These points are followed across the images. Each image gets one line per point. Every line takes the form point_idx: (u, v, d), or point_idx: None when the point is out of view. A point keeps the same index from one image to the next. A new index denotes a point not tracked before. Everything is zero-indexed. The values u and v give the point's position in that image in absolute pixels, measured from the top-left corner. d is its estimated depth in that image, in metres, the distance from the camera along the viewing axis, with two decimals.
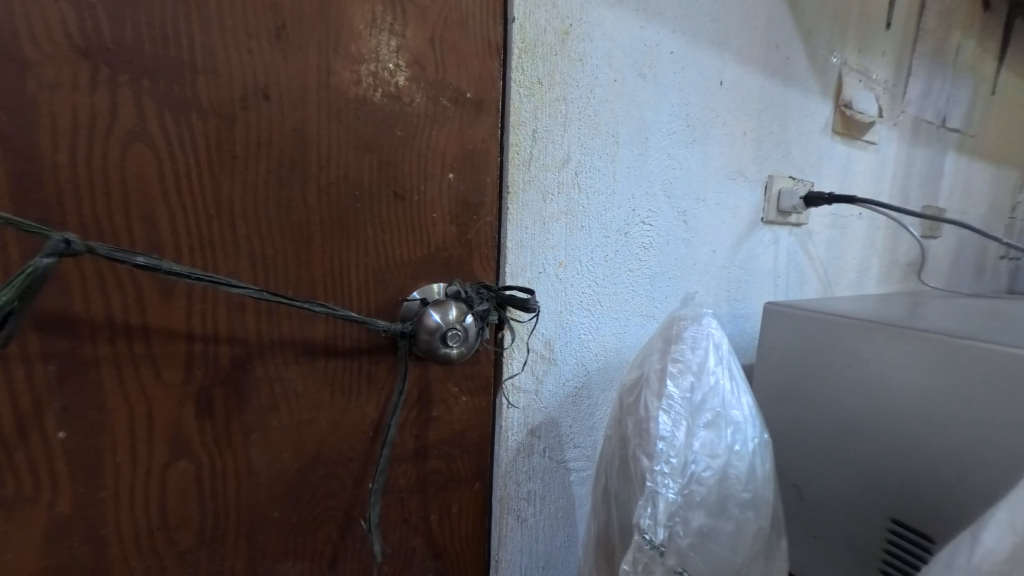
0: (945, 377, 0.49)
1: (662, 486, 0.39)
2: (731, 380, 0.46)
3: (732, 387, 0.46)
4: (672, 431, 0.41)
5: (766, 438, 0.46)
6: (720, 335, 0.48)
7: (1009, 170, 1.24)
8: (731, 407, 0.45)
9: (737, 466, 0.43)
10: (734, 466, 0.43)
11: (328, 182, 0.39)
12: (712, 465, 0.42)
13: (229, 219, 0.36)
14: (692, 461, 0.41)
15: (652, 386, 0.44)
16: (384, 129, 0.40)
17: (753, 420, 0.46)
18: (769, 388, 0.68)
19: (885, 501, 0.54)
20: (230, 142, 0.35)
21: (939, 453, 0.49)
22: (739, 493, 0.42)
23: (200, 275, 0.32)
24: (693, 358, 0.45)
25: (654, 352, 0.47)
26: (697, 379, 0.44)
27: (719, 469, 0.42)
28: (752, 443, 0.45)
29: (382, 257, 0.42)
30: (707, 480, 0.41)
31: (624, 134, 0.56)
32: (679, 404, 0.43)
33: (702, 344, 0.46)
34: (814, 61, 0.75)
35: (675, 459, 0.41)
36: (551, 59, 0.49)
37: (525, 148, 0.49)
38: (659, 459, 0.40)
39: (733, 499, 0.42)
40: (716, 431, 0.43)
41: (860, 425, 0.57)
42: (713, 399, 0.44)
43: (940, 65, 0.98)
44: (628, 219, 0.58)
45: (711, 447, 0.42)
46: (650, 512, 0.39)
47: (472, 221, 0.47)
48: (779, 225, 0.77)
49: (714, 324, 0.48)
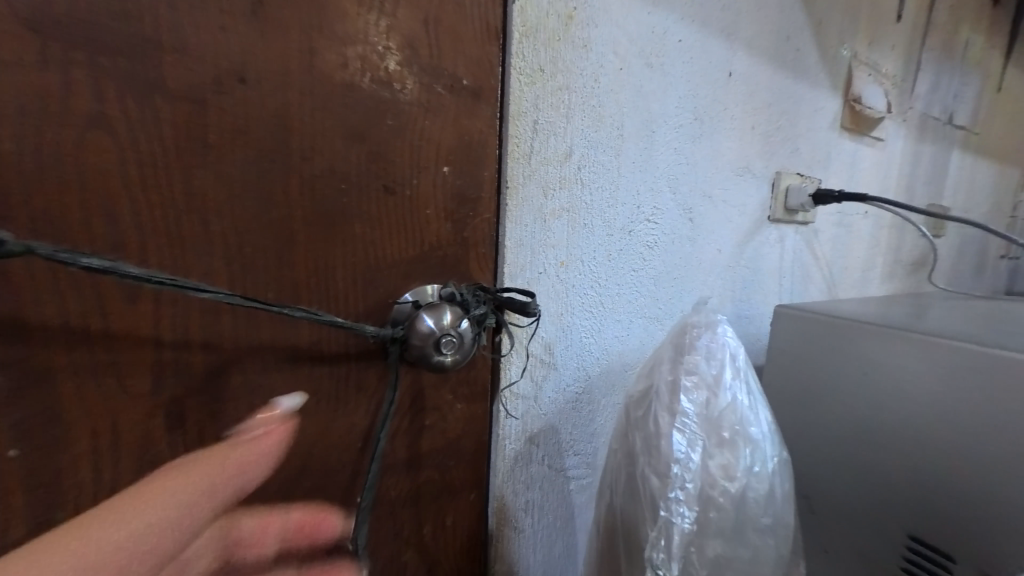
0: (961, 386, 0.48)
1: (677, 515, 0.37)
2: (749, 395, 0.44)
3: (750, 403, 0.43)
4: (687, 453, 0.39)
5: (785, 457, 0.43)
6: (735, 344, 0.45)
7: (1013, 167, 1.23)
8: (749, 424, 0.42)
9: (755, 488, 0.40)
10: (753, 488, 0.40)
11: (312, 174, 0.36)
12: (730, 489, 0.39)
13: (200, 214, 0.32)
14: (709, 485, 0.39)
15: (662, 399, 0.42)
16: (373, 118, 0.37)
17: (772, 437, 0.43)
18: (779, 393, 0.65)
19: (904, 517, 0.53)
20: (203, 129, 0.32)
21: (963, 468, 0.47)
22: (758, 518, 0.40)
23: (161, 278, 0.29)
24: (708, 370, 0.43)
25: (663, 361, 0.45)
26: (713, 394, 0.42)
27: (737, 493, 0.39)
28: (772, 462, 0.42)
29: (371, 256, 0.39)
30: (724, 506, 0.39)
31: (629, 127, 0.53)
32: (694, 422, 0.40)
33: (718, 355, 0.44)
34: (824, 53, 0.72)
35: (691, 485, 0.38)
36: (554, 44, 0.46)
37: (526, 140, 0.46)
38: (674, 485, 0.38)
39: (751, 523, 0.40)
40: (734, 451, 0.40)
41: (874, 434, 0.55)
42: (730, 417, 0.42)
43: (948, 61, 0.96)
44: (632, 216, 0.55)
45: (728, 469, 0.40)
46: (664, 545, 0.37)
47: (469, 218, 0.44)
48: (785, 223, 0.74)
49: (730, 333, 0.46)
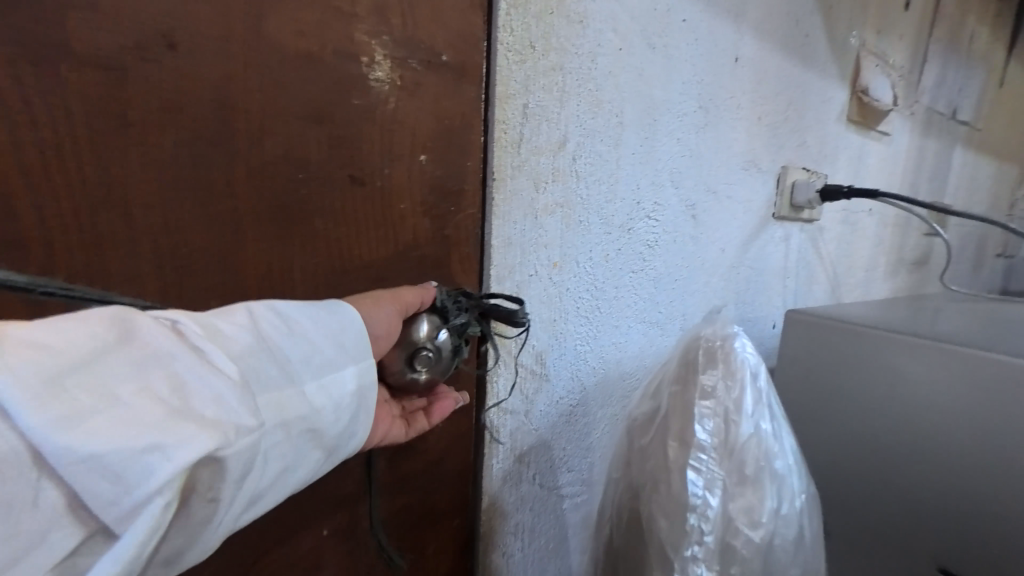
0: (999, 404, 0.45)
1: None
2: (773, 421, 0.39)
3: (774, 431, 0.39)
4: (704, 495, 0.36)
5: (811, 493, 0.40)
6: (755, 360, 0.40)
7: (1012, 164, 1.21)
8: (775, 458, 0.38)
9: (783, 534, 0.37)
10: (780, 535, 0.37)
11: (263, 162, 0.30)
12: (753, 538, 0.36)
13: (123, 208, 0.26)
14: (730, 529, 0.36)
15: (672, 428, 0.39)
16: (338, 96, 0.32)
17: (799, 470, 0.39)
18: (792, 408, 0.62)
19: (932, 545, 0.50)
20: (123, 105, 0.26)
21: (990, 483, 0.46)
22: (787, 568, 0.37)
23: (49, 286, 0.25)
24: (727, 396, 0.39)
25: (666, 382, 0.41)
26: (731, 422, 0.38)
27: (762, 542, 0.36)
28: (800, 499, 0.38)
29: (335, 257, 0.34)
30: (747, 556, 0.35)
31: (629, 115, 0.48)
32: (711, 460, 0.37)
33: (740, 378, 0.39)
34: (833, 40, 0.68)
35: (711, 540, 0.35)
36: (546, 19, 0.41)
37: (514, 126, 0.41)
38: (691, 541, 0.35)
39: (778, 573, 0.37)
40: (759, 491, 0.37)
41: (894, 450, 0.52)
42: (755, 450, 0.38)
43: (953, 53, 0.93)
44: (632, 213, 0.51)
45: (752, 514, 0.36)
46: None
47: (451, 213, 0.39)
48: (791, 221, 0.70)
49: (748, 348, 0.41)
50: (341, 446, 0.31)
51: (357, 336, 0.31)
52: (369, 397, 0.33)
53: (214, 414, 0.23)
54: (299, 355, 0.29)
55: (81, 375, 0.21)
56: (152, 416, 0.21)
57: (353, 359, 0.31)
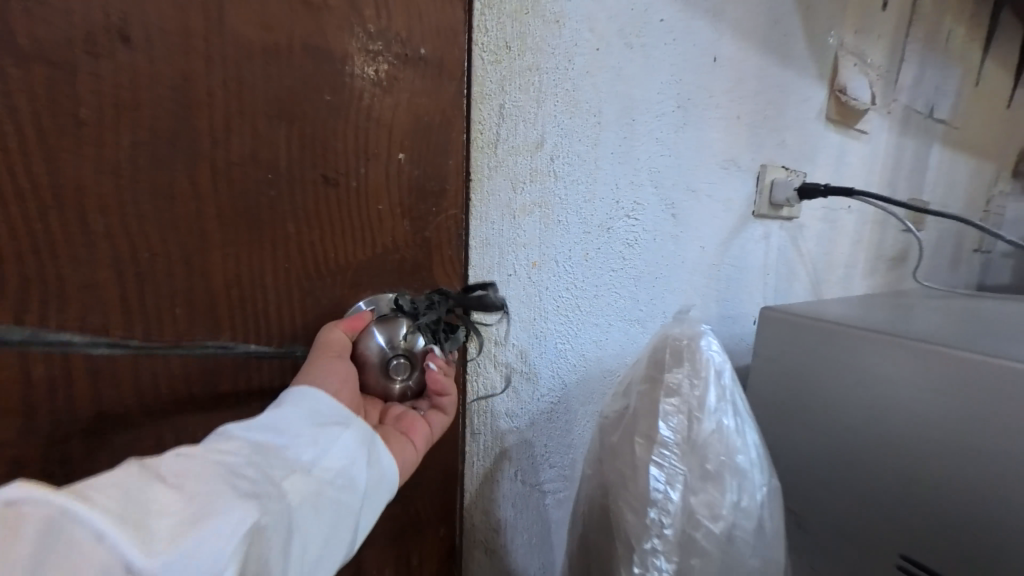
0: (967, 400, 0.46)
1: (654, 569, 0.36)
2: (738, 417, 0.41)
3: (738, 427, 0.40)
4: (666, 490, 0.37)
5: (775, 485, 0.41)
6: (720, 358, 0.42)
7: (989, 162, 1.24)
8: (736, 453, 0.39)
9: (743, 526, 0.38)
10: (741, 527, 0.38)
11: (228, 162, 0.30)
12: (713, 530, 0.37)
13: (77, 212, 0.26)
14: (690, 522, 0.37)
15: (639, 426, 0.40)
16: (307, 94, 0.32)
17: (763, 464, 0.40)
18: (771, 401, 0.64)
19: (896, 535, 0.52)
20: (74, 103, 0.25)
21: (953, 478, 0.47)
22: (746, 559, 0.38)
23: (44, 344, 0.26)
24: (692, 393, 0.40)
25: (636, 381, 0.42)
26: (695, 419, 0.39)
27: (721, 535, 0.37)
28: (763, 493, 0.40)
29: (309, 259, 0.34)
30: (708, 550, 0.37)
31: (608, 114, 0.49)
32: (675, 454, 0.38)
33: (704, 376, 0.40)
34: (812, 40, 0.69)
35: (671, 531, 0.36)
36: (521, 19, 0.41)
37: (491, 126, 0.42)
38: (652, 533, 0.36)
39: (740, 566, 0.38)
40: (719, 485, 0.38)
41: (866, 444, 0.54)
42: (717, 445, 0.39)
43: (931, 53, 0.95)
44: (611, 213, 0.51)
45: (712, 507, 0.37)
46: None
47: (430, 214, 0.39)
48: (771, 218, 0.71)
49: (715, 346, 0.42)
50: (357, 521, 0.31)
51: (329, 403, 0.32)
52: (377, 446, 0.34)
53: (249, 489, 0.26)
54: (294, 441, 0.30)
55: (125, 503, 0.22)
56: (203, 504, 0.24)
57: (344, 423, 0.33)
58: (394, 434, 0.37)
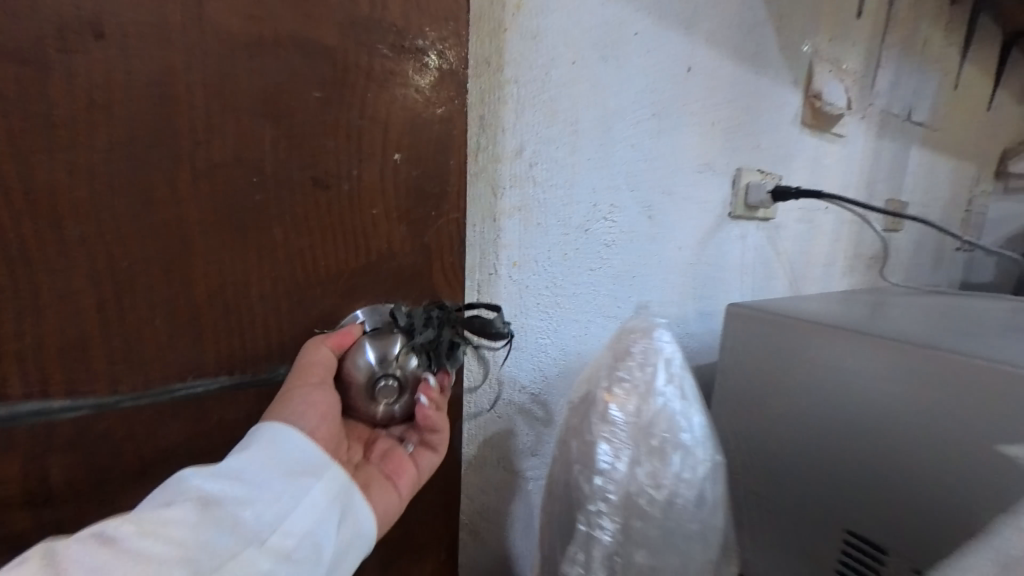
0: (930, 393, 0.47)
1: (599, 529, 0.42)
2: (682, 399, 0.48)
3: (682, 407, 0.47)
4: (612, 464, 0.43)
5: (717, 460, 0.47)
6: (670, 349, 0.49)
7: (968, 163, 1.27)
8: (680, 430, 0.46)
9: (683, 494, 0.45)
10: (681, 494, 0.45)
11: (211, 164, 0.29)
12: (655, 496, 0.44)
13: (49, 219, 0.25)
14: (634, 490, 0.43)
15: (597, 407, 0.45)
16: (300, 87, 0.31)
17: (704, 441, 0.47)
18: (734, 393, 0.66)
19: (846, 512, 0.54)
20: (45, 101, 0.24)
21: (908, 467, 0.49)
22: (688, 523, 0.45)
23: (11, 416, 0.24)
24: (641, 377, 0.47)
25: (601, 369, 0.47)
26: (642, 401, 0.46)
27: (662, 500, 0.44)
28: (703, 467, 0.46)
29: (302, 262, 0.34)
30: (649, 513, 0.43)
31: (583, 123, 0.52)
32: (623, 431, 0.44)
33: (651, 362, 0.48)
34: (785, 48, 0.72)
35: (615, 494, 0.43)
36: (503, 37, 0.44)
37: (475, 136, 0.45)
38: (602, 493, 0.43)
39: (679, 529, 0.44)
40: (661, 457, 0.45)
41: (827, 435, 0.56)
42: (662, 422, 0.46)
43: (908, 58, 0.98)
44: (588, 215, 0.54)
45: (655, 478, 0.44)
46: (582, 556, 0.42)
47: (430, 218, 0.40)
48: (744, 220, 0.74)
49: (667, 338, 0.50)
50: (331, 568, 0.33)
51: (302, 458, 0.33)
52: (351, 498, 0.35)
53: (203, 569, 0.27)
54: (260, 502, 0.31)
55: None
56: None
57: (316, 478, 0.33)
58: (380, 480, 0.39)
